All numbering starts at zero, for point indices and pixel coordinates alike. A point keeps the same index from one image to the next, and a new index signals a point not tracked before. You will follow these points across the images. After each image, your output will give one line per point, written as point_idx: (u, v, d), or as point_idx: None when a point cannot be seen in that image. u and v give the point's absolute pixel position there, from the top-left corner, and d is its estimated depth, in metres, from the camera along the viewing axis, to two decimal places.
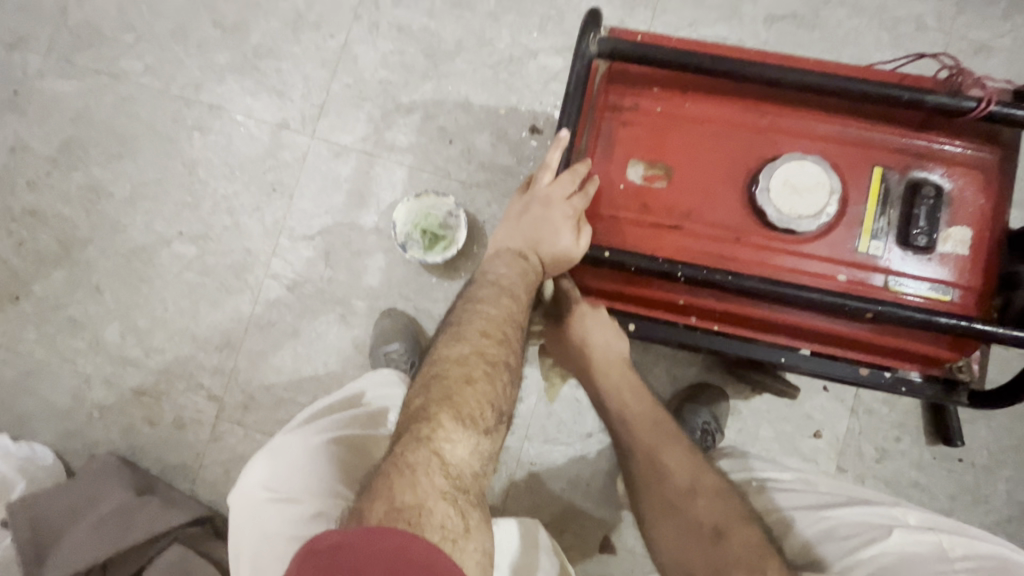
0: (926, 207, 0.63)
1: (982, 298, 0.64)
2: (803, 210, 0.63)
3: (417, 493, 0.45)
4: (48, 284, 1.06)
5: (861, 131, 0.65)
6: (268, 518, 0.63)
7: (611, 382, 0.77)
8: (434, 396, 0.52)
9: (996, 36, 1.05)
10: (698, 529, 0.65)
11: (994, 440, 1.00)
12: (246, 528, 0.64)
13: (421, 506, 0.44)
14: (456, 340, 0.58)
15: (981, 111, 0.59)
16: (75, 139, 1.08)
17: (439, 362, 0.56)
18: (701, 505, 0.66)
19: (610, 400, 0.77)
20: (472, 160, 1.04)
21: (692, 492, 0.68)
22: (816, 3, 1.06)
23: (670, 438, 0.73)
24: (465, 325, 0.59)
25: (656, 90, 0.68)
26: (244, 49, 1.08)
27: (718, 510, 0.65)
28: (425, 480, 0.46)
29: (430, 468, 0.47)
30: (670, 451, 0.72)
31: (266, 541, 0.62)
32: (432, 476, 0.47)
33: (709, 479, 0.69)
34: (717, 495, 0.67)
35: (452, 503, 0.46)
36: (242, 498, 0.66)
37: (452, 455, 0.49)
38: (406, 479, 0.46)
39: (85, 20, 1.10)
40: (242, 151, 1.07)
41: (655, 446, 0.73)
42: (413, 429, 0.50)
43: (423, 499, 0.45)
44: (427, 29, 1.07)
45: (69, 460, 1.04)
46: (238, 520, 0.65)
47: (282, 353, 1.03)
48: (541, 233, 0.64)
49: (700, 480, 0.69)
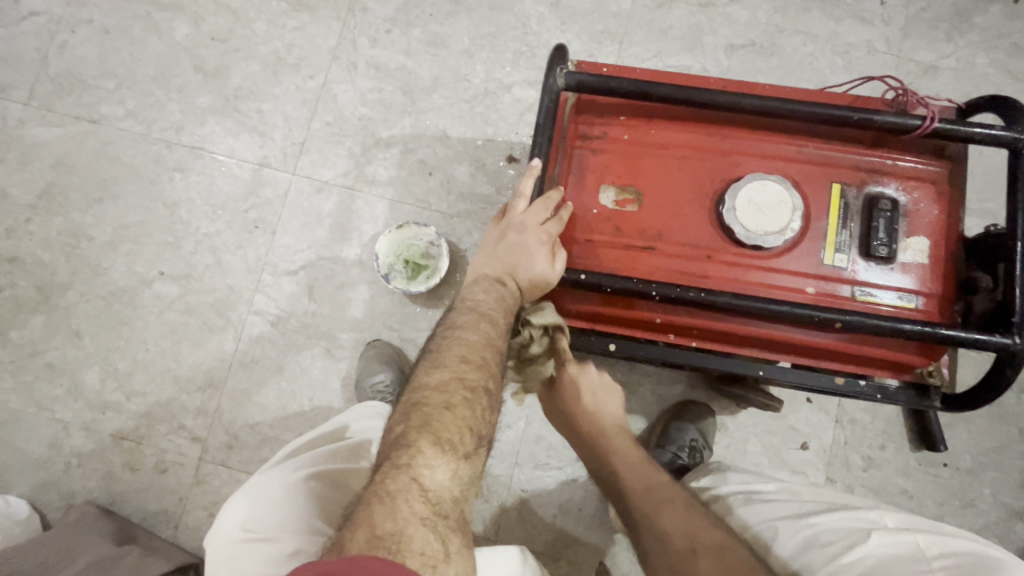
0: (884, 220, 0.66)
1: (943, 303, 0.67)
2: (768, 227, 0.66)
3: (396, 521, 0.46)
4: (27, 331, 1.05)
5: (818, 150, 0.69)
6: (248, 560, 0.61)
7: (620, 452, 0.80)
8: (414, 425, 0.53)
9: (941, 58, 1.13)
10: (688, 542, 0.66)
11: (974, 444, 1.04)
12: (222, 570, 0.62)
13: (401, 534, 0.45)
14: (435, 367, 0.58)
15: (927, 128, 0.63)
16: (56, 185, 1.09)
17: (423, 388, 0.56)
18: (702, 565, 0.63)
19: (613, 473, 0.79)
20: (453, 190, 1.07)
21: (692, 551, 0.65)
22: (771, 32, 1.13)
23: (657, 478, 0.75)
24: (445, 352, 0.60)
25: (622, 118, 0.71)
26: (225, 91, 1.11)
27: (721, 568, 0.61)
28: (405, 507, 0.46)
29: (410, 494, 0.47)
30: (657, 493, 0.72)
31: None
32: (412, 502, 0.47)
33: (711, 536, 0.65)
34: (716, 551, 0.63)
35: (432, 529, 0.47)
36: (220, 538, 0.64)
37: (432, 481, 0.49)
38: (386, 507, 0.46)
39: (67, 69, 1.12)
40: (224, 190, 1.08)
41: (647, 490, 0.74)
42: (392, 457, 0.50)
43: (403, 526, 0.45)
44: (404, 67, 1.11)
45: (45, 511, 1.00)
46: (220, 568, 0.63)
47: (266, 390, 1.02)
48: (519, 258, 0.65)
49: (700, 541, 0.65)
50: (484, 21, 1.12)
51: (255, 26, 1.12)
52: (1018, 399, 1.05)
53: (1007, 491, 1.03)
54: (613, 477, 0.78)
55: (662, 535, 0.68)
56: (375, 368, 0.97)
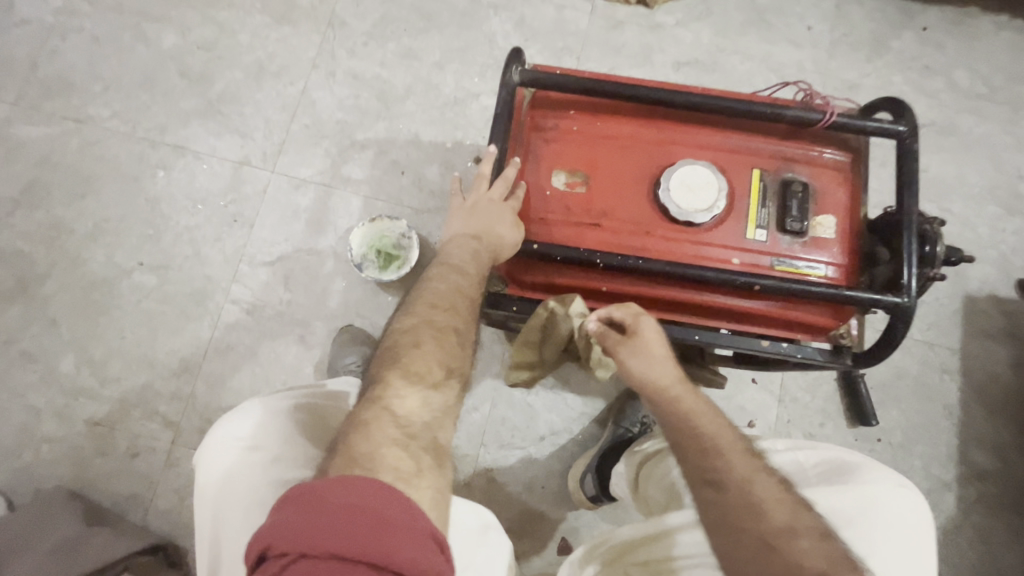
0: (796, 199, 0.75)
1: (851, 273, 0.76)
2: (697, 206, 0.75)
3: (370, 443, 0.51)
4: (3, 320, 1.07)
5: (741, 141, 0.78)
6: (244, 471, 0.62)
7: (702, 414, 0.60)
8: (396, 367, 0.59)
9: (862, 76, 1.27)
10: (755, 517, 0.52)
11: (904, 420, 1.14)
12: (210, 469, 0.65)
13: (374, 453, 0.50)
14: (415, 317, 0.64)
15: (826, 121, 0.74)
16: (39, 180, 1.13)
17: (407, 335, 0.62)
18: (803, 548, 0.50)
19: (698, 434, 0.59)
20: (424, 188, 1.14)
21: (793, 532, 0.52)
22: (713, 51, 1.26)
23: (734, 442, 0.58)
24: (423, 305, 0.66)
25: (571, 111, 0.80)
26: (209, 95, 1.18)
27: (824, 556, 0.50)
28: (379, 432, 0.52)
29: (383, 420, 0.53)
30: (737, 462, 0.56)
31: (228, 481, 0.63)
32: (385, 428, 0.53)
33: (807, 520, 0.53)
34: (818, 536, 0.52)
35: (404, 448, 0.52)
36: (212, 459, 0.66)
37: (403, 408, 0.55)
38: (361, 434, 0.52)
39: (55, 73, 1.18)
40: (205, 187, 1.14)
41: (723, 454, 0.57)
42: (365, 395, 0.57)
43: (375, 447, 0.50)
44: (379, 76, 1.20)
45: (13, 498, 1.01)
46: (214, 486, 0.64)
47: (241, 375, 1.06)
48: (497, 227, 0.72)
49: (799, 521, 0.53)
50: (455, 37, 1.22)
51: (240, 37, 1.20)
52: (941, 379, 1.16)
53: (938, 464, 1.12)
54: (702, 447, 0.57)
55: (757, 508, 0.53)
56: (348, 350, 1.02)
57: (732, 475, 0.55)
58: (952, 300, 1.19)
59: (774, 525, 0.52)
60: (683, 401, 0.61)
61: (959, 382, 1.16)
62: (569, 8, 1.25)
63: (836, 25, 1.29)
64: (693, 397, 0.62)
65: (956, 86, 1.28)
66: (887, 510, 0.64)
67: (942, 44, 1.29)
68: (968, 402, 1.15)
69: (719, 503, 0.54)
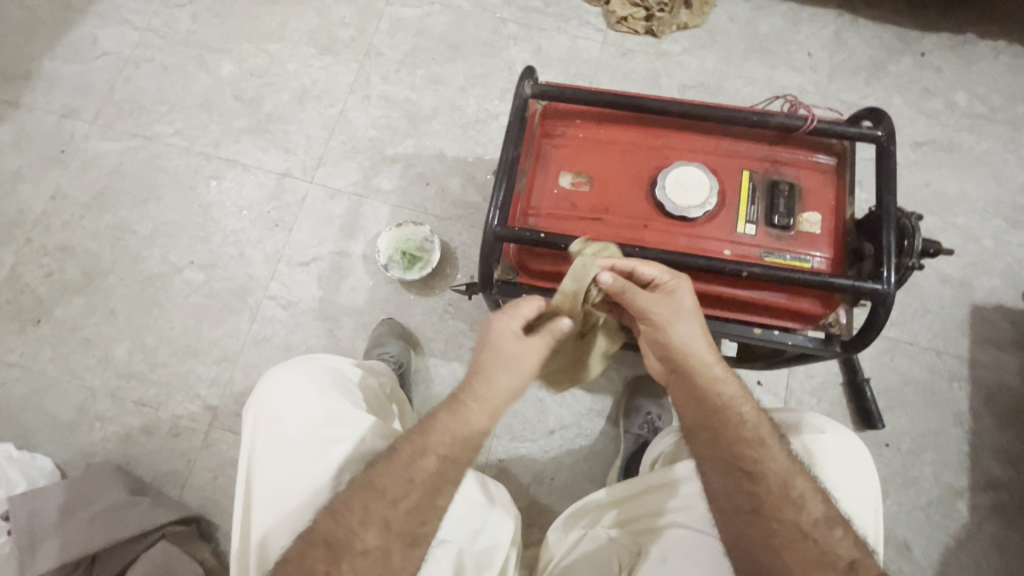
0: (783, 198, 0.82)
1: (837, 265, 0.81)
2: (691, 202, 0.82)
3: (393, 503, 0.65)
4: (69, 309, 1.20)
5: (732, 146, 0.86)
6: (314, 419, 0.74)
7: (724, 384, 0.70)
8: (415, 476, 0.67)
9: (861, 98, 1.35)
10: (790, 505, 0.64)
11: (913, 426, 1.15)
12: (286, 395, 0.76)
13: (386, 520, 0.65)
14: (450, 413, 0.69)
15: (808, 126, 0.81)
16: (109, 188, 1.28)
17: (433, 435, 0.68)
18: (802, 508, 0.64)
19: (721, 402, 0.69)
20: (446, 198, 1.25)
21: (793, 493, 0.65)
22: (717, 76, 1.36)
23: (768, 431, 0.69)
24: (459, 401, 0.70)
25: (577, 121, 0.89)
26: (259, 116, 1.32)
27: (814, 510, 0.64)
28: (403, 491, 0.66)
29: (408, 477, 0.66)
30: (773, 453, 0.67)
31: (297, 414, 0.75)
32: (408, 487, 0.66)
33: (801, 481, 0.66)
34: (810, 492, 0.65)
35: (414, 512, 0.66)
36: (274, 408, 0.75)
37: (431, 457, 0.67)
38: (387, 492, 0.66)
39: (129, 96, 1.34)
40: (252, 195, 1.27)
41: (761, 446, 0.67)
42: (408, 440, 0.69)
43: (392, 511, 0.65)
44: (409, 99, 1.33)
45: (66, 470, 1.10)
46: (278, 432, 0.74)
47: (274, 364, 1.15)
48: (517, 381, 0.72)
49: (796, 482, 0.66)
50: (478, 64, 1.35)
51: (288, 66, 1.36)
52: (949, 386, 1.17)
53: (949, 471, 1.12)
54: (724, 415, 0.69)
55: (766, 471, 0.66)
56: (381, 342, 1.11)
57: (768, 466, 0.66)
58: (959, 309, 1.21)
59: (807, 515, 0.64)
60: (721, 393, 0.70)
61: (969, 391, 1.17)
62: (582, 38, 1.38)
63: (835, 52, 1.38)
64: (728, 383, 0.71)
65: (954, 107, 1.34)
66: (835, 459, 0.74)
67: (939, 68, 1.36)
68: (979, 410, 1.16)
69: (757, 492, 0.65)
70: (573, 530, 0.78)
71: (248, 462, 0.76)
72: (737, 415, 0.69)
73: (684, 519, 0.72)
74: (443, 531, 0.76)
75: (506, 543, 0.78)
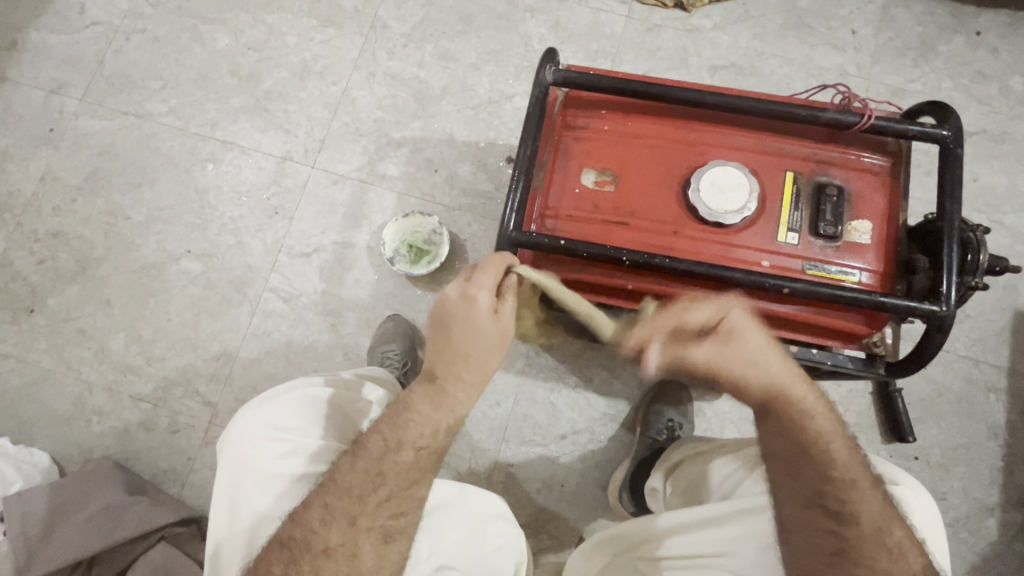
0: (830, 203, 0.74)
1: (887, 280, 0.74)
2: (727, 206, 0.74)
3: (362, 498, 0.62)
4: (63, 298, 1.15)
5: (775, 143, 0.78)
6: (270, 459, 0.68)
7: (816, 413, 0.61)
8: (385, 468, 0.63)
9: (908, 82, 1.23)
10: (885, 553, 0.57)
11: (945, 439, 1.09)
12: (244, 436, 0.71)
13: (354, 517, 0.61)
14: (433, 407, 0.65)
15: (864, 124, 0.73)
16: (101, 170, 1.21)
17: (411, 428, 0.64)
18: (897, 559, 0.57)
19: (812, 432, 0.61)
20: (456, 186, 1.17)
21: (887, 543, 0.57)
22: (751, 55, 1.25)
23: (862, 469, 0.60)
24: (445, 393, 0.65)
25: (603, 111, 0.81)
26: (257, 93, 1.24)
27: (909, 563, 0.57)
28: (372, 486, 0.62)
29: (378, 470, 0.62)
30: (867, 495, 0.59)
31: (255, 454, 0.69)
32: (377, 481, 0.62)
33: (896, 529, 0.58)
34: (906, 542, 0.58)
35: (386, 506, 0.63)
36: (236, 439, 0.71)
37: (407, 450, 0.63)
38: (355, 487, 0.62)
39: (119, 70, 1.26)
40: (250, 180, 1.19)
41: (855, 486, 0.59)
42: (383, 431, 0.64)
43: (362, 507, 0.62)
44: (417, 77, 1.23)
45: (64, 465, 1.08)
46: (240, 478, 0.69)
47: (274, 359, 1.11)
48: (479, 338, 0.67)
49: (889, 529, 0.58)
50: (491, 39, 1.24)
51: (288, 39, 1.26)
52: (986, 398, 1.10)
53: (980, 487, 1.07)
54: (813, 446, 0.60)
55: (856, 514, 0.58)
56: (387, 340, 1.06)
57: (860, 510, 0.58)
58: (1002, 316, 1.13)
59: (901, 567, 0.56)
60: (811, 423, 0.61)
61: (1007, 403, 1.10)
62: (605, 11, 1.26)
63: (882, 29, 1.26)
64: (822, 414, 0.62)
65: (1010, 92, 1.22)
66: (908, 509, 0.67)
67: (996, 49, 1.24)
68: (1017, 423, 1.09)
69: (843, 535, 0.58)
70: (598, 558, 0.77)
71: (226, 502, 0.71)
72: (829, 451, 0.60)
73: (728, 563, 0.65)
74: (444, 557, 0.70)
75: (512, 565, 0.73)
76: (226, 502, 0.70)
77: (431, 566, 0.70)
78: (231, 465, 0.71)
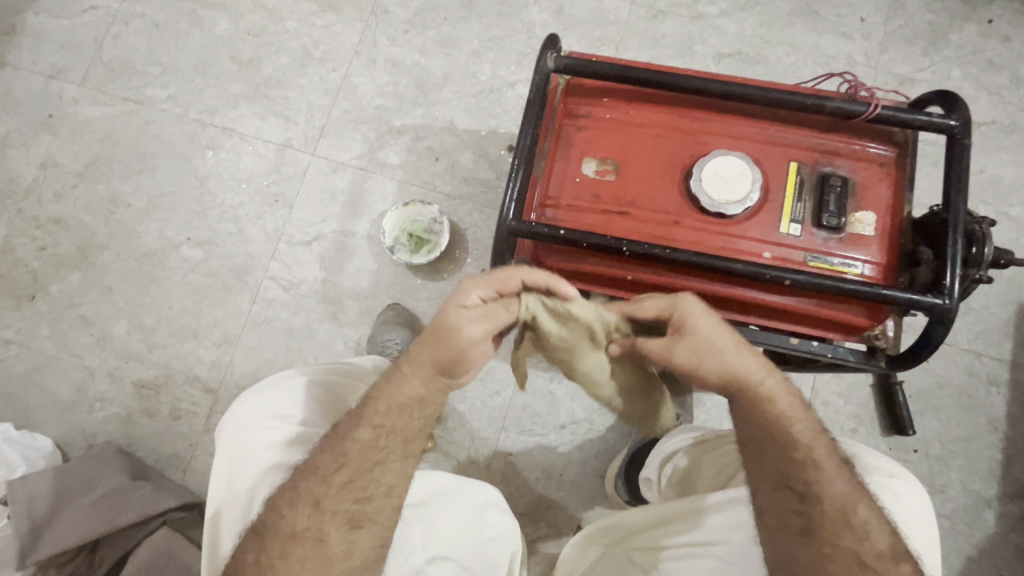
0: (834, 194, 0.73)
1: (890, 272, 0.73)
2: (730, 197, 0.73)
3: (325, 482, 0.62)
4: (64, 285, 1.15)
5: (779, 132, 0.77)
6: (258, 444, 0.69)
7: (776, 396, 0.62)
8: (349, 450, 0.63)
9: (917, 70, 1.21)
10: (850, 531, 0.58)
11: (945, 432, 1.09)
12: (239, 420, 0.72)
13: (318, 501, 0.61)
14: (389, 382, 0.65)
15: (871, 113, 0.71)
16: (101, 156, 1.21)
17: (368, 405, 0.64)
18: (861, 537, 0.57)
19: (773, 415, 0.61)
20: (456, 175, 1.16)
21: (853, 523, 0.58)
22: (757, 43, 1.23)
23: (825, 449, 0.61)
24: (399, 372, 0.66)
25: (605, 99, 0.80)
26: (256, 80, 1.23)
27: (873, 542, 0.57)
28: (334, 469, 0.62)
29: (339, 454, 0.63)
30: (830, 475, 0.59)
31: (246, 438, 0.70)
32: (338, 464, 0.62)
33: (863, 509, 0.59)
34: (871, 521, 0.58)
35: (350, 491, 0.62)
36: (237, 420, 0.72)
37: (368, 432, 0.63)
38: (319, 470, 0.62)
39: (119, 56, 1.25)
40: (250, 167, 1.19)
41: (817, 466, 0.60)
42: (350, 415, 0.65)
43: (326, 491, 0.61)
44: (418, 64, 1.22)
45: (67, 449, 1.09)
46: (231, 460, 0.70)
47: (275, 347, 1.11)
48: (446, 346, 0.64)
49: (853, 506, 0.59)
50: (493, 26, 1.23)
51: (288, 24, 1.25)
52: (987, 391, 1.10)
53: (979, 480, 1.07)
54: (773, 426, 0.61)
55: (820, 493, 0.59)
56: (388, 328, 1.06)
57: (825, 488, 0.59)
58: (1006, 309, 1.12)
59: (871, 546, 0.57)
60: (774, 406, 0.61)
61: (1009, 397, 1.09)
62: None
63: (891, 17, 1.23)
64: (784, 397, 0.62)
65: (1021, 82, 1.20)
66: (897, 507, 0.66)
67: (1008, 37, 1.21)
68: (1017, 417, 1.09)
69: (810, 514, 0.59)
70: (591, 549, 0.78)
71: (217, 483, 0.71)
72: (791, 434, 0.61)
73: (718, 552, 0.65)
74: (439, 547, 0.71)
75: (508, 554, 0.74)
76: (217, 483, 0.71)
77: (425, 556, 0.70)
78: (225, 446, 0.72)
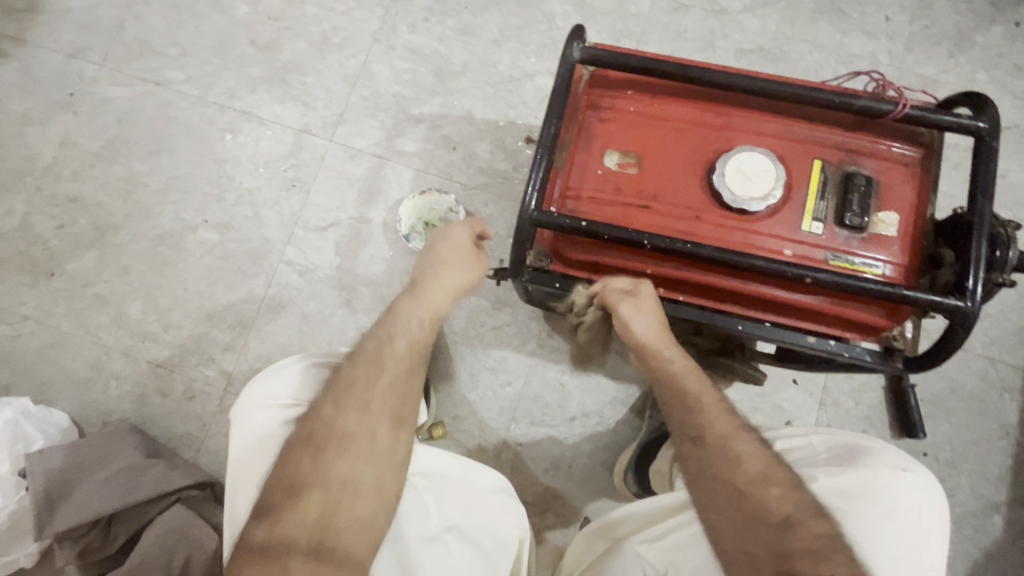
0: (858, 194, 0.73)
1: (910, 273, 0.73)
2: (753, 193, 0.73)
3: (347, 426, 0.66)
4: (80, 263, 1.16)
5: (804, 130, 0.76)
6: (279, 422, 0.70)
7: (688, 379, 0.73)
8: (370, 395, 0.67)
9: (942, 72, 1.20)
10: (764, 490, 0.63)
11: (955, 436, 1.09)
12: (257, 400, 0.73)
13: (342, 443, 0.65)
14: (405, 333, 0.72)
15: (899, 113, 0.71)
16: (119, 137, 1.21)
17: (386, 351, 0.70)
18: (773, 494, 0.63)
19: (689, 388, 0.72)
20: (473, 165, 1.16)
21: (766, 481, 0.64)
22: (780, 40, 1.21)
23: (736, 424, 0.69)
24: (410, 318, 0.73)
25: (629, 92, 0.79)
26: (275, 64, 1.23)
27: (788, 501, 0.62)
28: (354, 414, 0.66)
29: (356, 400, 0.67)
30: (744, 445, 0.67)
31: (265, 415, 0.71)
32: (357, 409, 0.66)
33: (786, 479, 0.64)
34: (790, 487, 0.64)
35: (374, 430, 0.67)
36: (246, 411, 0.73)
37: (385, 375, 0.69)
38: (338, 417, 0.66)
39: (138, 37, 1.25)
40: (267, 151, 1.19)
41: (730, 437, 0.67)
42: (363, 363, 0.69)
43: (348, 434, 0.65)
44: (437, 52, 1.21)
45: (82, 426, 1.10)
46: (249, 438, 0.71)
47: (288, 332, 1.12)
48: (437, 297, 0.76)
49: (764, 473, 0.65)
50: (514, 15, 1.22)
51: (307, 8, 1.25)
52: (1000, 396, 1.09)
53: (987, 485, 1.07)
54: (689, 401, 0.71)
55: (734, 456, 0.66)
56: None
57: (740, 453, 0.66)
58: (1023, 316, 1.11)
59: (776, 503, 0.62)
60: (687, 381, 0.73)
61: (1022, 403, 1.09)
62: None
63: (917, 17, 1.22)
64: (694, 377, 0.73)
65: None
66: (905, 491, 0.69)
67: None
68: None
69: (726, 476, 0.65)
70: (601, 542, 0.78)
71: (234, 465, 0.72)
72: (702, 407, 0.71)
73: None
74: (456, 517, 0.72)
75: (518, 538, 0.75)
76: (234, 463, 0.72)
77: (442, 522, 0.72)
78: (242, 425, 0.73)
